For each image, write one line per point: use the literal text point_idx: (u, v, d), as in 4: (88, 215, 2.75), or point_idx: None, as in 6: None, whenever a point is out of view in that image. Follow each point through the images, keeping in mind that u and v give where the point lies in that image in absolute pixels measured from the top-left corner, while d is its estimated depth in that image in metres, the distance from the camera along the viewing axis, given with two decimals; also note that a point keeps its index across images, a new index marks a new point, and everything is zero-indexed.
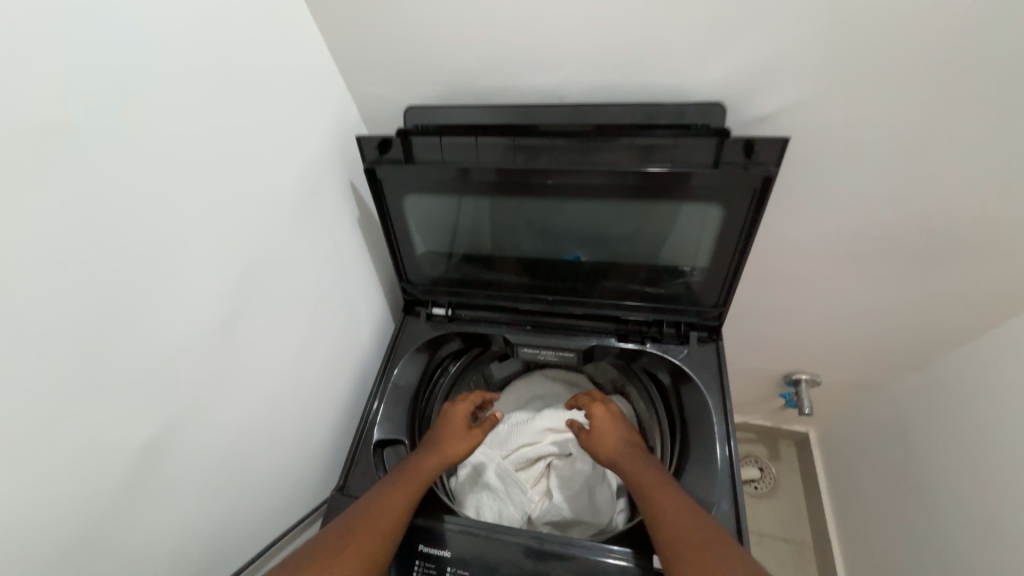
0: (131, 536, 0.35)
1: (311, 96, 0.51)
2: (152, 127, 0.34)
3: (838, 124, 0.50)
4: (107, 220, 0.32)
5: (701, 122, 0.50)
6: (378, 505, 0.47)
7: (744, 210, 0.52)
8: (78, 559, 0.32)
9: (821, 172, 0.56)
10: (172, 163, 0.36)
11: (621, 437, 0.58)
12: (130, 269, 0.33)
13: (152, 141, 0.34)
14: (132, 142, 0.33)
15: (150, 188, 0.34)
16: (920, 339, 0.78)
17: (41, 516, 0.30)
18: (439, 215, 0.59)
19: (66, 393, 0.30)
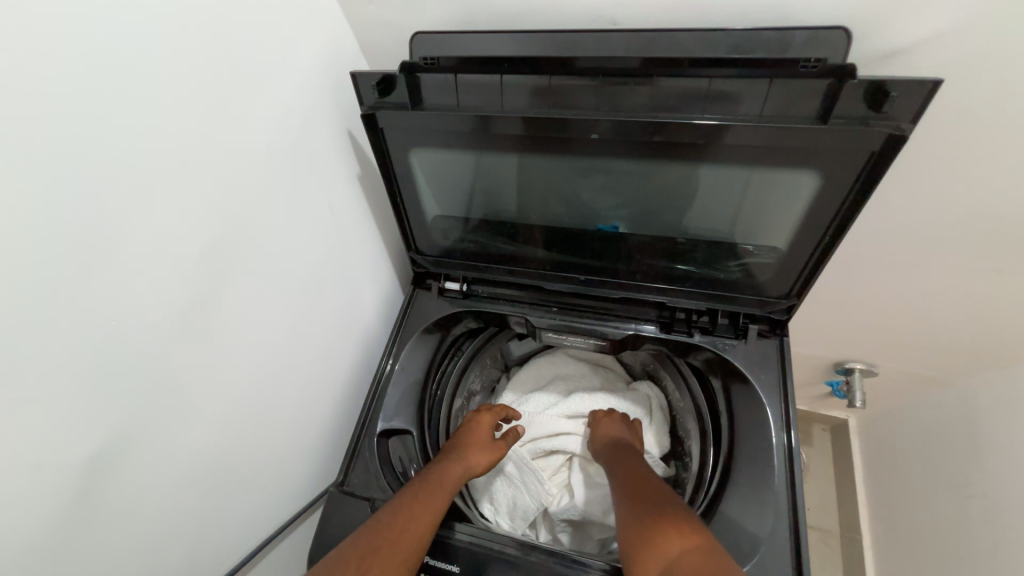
0: (126, 497, 0.36)
1: (299, 15, 0.42)
2: (83, 48, 0.27)
3: (991, 64, 0.37)
4: (29, 167, 0.26)
5: (807, 57, 0.36)
6: (405, 514, 0.45)
7: (852, 182, 0.38)
8: (66, 524, 0.32)
9: (953, 128, 0.42)
10: (113, 101, 0.29)
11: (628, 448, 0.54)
12: (71, 229, 0.29)
13: (82, 68, 0.28)
14: (53, 66, 0.26)
15: (86, 130, 0.28)
16: (1018, 335, 0.66)
17: (22, 482, 0.29)
18: (454, 175, 0.50)
19: (17, 362, 0.28)
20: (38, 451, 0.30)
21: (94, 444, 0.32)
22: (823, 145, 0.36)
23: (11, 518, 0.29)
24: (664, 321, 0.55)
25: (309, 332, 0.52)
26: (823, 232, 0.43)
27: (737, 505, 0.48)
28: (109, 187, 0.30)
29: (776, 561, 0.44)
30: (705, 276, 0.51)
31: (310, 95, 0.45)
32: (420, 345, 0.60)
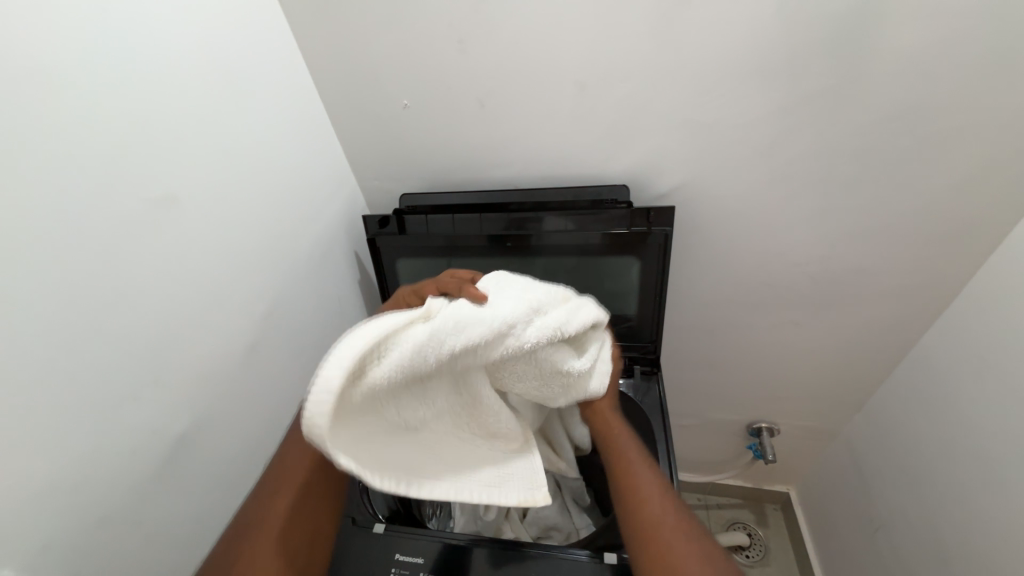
0: (171, 498, 0.47)
1: (328, 186, 0.70)
2: (223, 201, 0.52)
3: (721, 200, 0.66)
4: (187, 257, 0.48)
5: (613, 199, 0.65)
6: None
7: (657, 261, 0.64)
8: (134, 506, 0.44)
9: (722, 237, 0.70)
10: (230, 227, 0.53)
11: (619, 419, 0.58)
12: (196, 296, 0.49)
13: (221, 210, 0.52)
14: (210, 210, 0.50)
15: (214, 241, 0.51)
16: (849, 379, 0.88)
17: (127, 461, 0.43)
18: (423, 276, 0.74)
19: (151, 371, 0.44)
20: (137, 441, 0.43)
21: (168, 444, 0.46)
22: (635, 240, 0.63)
23: (110, 488, 0.41)
24: None
25: (311, 394, 0.67)
26: (657, 293, 0.67)
27: None
28: (218, 272, 0.51)
29: None
30: None
31: (331, 229, 0.71)
32: None
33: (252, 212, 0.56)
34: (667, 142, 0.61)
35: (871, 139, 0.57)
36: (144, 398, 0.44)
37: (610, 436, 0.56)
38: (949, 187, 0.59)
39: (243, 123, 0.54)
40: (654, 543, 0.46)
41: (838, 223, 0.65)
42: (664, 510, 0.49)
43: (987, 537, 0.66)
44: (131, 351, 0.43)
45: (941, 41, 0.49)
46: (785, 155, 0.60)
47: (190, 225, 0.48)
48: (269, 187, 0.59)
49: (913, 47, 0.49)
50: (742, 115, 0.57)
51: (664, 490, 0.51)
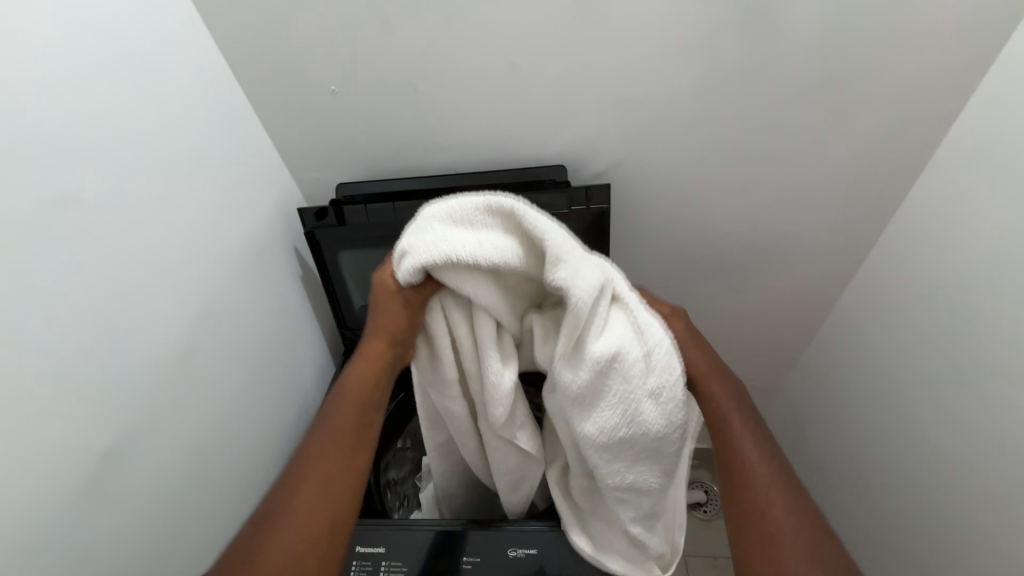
0: (108, 515, 0.44)
1: (259, 179, 0.66)
2: (139, 198, 0.49)
3: (655, 176, 0.68)
4: (102, 258, 0.45)
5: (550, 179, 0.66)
6: (304, 477, 0.44)
7: (597, 241, 0.67)
8: (64, 528, 0.41)
9: (659, 212, 0.73)
10: (150, 226, 0.50)
11: (723, 378, 0.48)
12: (116, 301, 0.46)
13: (138, 207, 0.48)
14: (123, 207, 0.47)
15: (131, 240, 0.47)
16: (782, 338, 0.95)
17: (48, 480, 0.40)
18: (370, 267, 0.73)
19: (68, 384, 0.41)
20: (59, 458, 0.40)
21: (97, 460, 0.43)
22: (574, 219, 0.65)
23: (31, 510, 0.38)
24: None
25: (257, 396, 0.65)
26: None
27: None
28: (138, 273, 0.48)
29: None
30: None
31: (266, 223, 0.67)
32: None
33: (166, 205, 0.52)
34: (600, 120, 0.63)
35: (786, 112, 0.60)
36: (61, 413, 0.41)
37: (715, 408, 0.47)
38: (854, 154, 0.64)
39: (146, 107, 0.49)
40: (753, 522, 0.42)
41: (762, 192, 0.69)
42: (769, 491, 0.43)
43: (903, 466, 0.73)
44: (38, 362, 0.39)
45: (834, 18, 0.53)
46: (710, 129, 0.63)
47: (101, 224, 0.45)
48: (183, 176, 0.54)
49: (817, 21, 0.53)
50: (668, 92, 0.59)
51: (767, 452, 0.45)
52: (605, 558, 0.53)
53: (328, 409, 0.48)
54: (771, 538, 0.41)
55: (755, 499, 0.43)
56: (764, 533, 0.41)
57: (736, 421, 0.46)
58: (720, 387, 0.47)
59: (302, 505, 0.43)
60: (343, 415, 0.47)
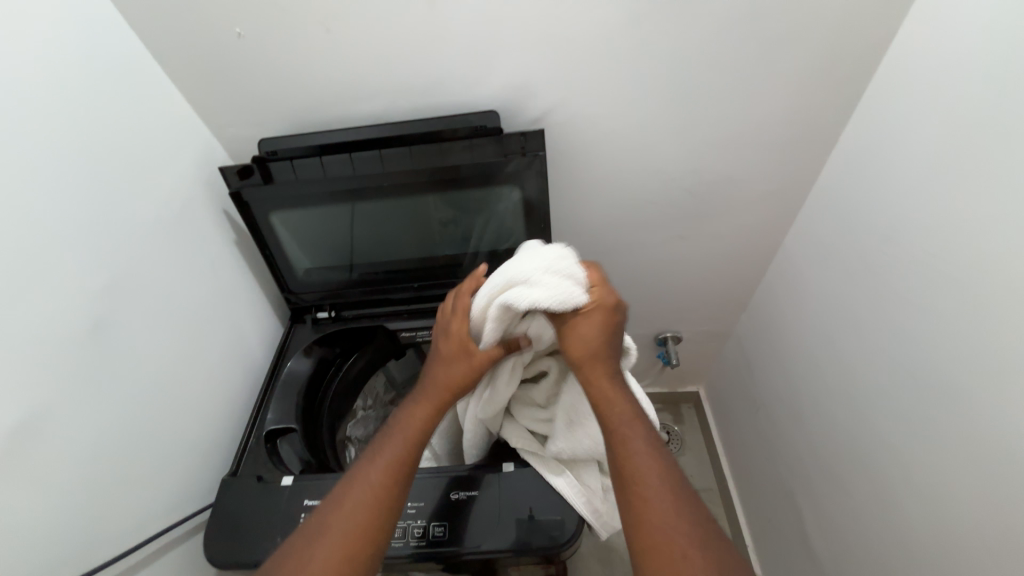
0: (31, 486, 0.44)
1: (174, 135, 0.62)
2: (23, 156, 0.44)
3: (594, 119, 0.66)
4: None
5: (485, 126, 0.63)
6: (351, 498, 0.47)
7: (536, 189, 0.65)
8: None
9: (602, 158, 0.71)
10: (42, 187, 0.46)
11: (621, 382, 0.52)
12: (8, 269, 0.43)
13: (22, 166, 0.44)
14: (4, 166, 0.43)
15: (20, 203, 0.44)
16: (733, 282, 0.97)
17: None
18: (306, 228, 0.70)
19: None
20: None
21: (11, 432, 0.42)
22: (510, 168, 0.63)
23: None
24: None
25: (194, 362, 0.63)
26: (540, 220, 0.69)
27: None
28: (32, 239, 0.45)
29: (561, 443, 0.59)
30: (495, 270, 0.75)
31: (186, 184, 0.63)
32: (301, 358, 0.74)
33: (47, 162, 0.46)
34: (531, 59, 0.59)
35: (722, 46, 0.58)
36: None
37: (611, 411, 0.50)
38: (793, 90, 0.63)
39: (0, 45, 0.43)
40: (631, 491, 0.46)
41: (703, 133, 0.68)
42: (645, 463, 0.47)
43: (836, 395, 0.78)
44: None
45: None
46: (646, 66, 0.60)
47: None
48: (57, 126, 0.48)
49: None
50: (599, 26, 0.56)
51: (645, 428, 0.50)
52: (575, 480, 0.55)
53: (383, 445, 0.51)
54: (644, 504, 0.45)
55: (637, 471, 0.47)
56: (637, 501, 0.46)
57: (623, 403, 0.50)
58: (603, 371, 0.51)
59: (341, 522, 0.46)
60: (393, 447, 0.51)
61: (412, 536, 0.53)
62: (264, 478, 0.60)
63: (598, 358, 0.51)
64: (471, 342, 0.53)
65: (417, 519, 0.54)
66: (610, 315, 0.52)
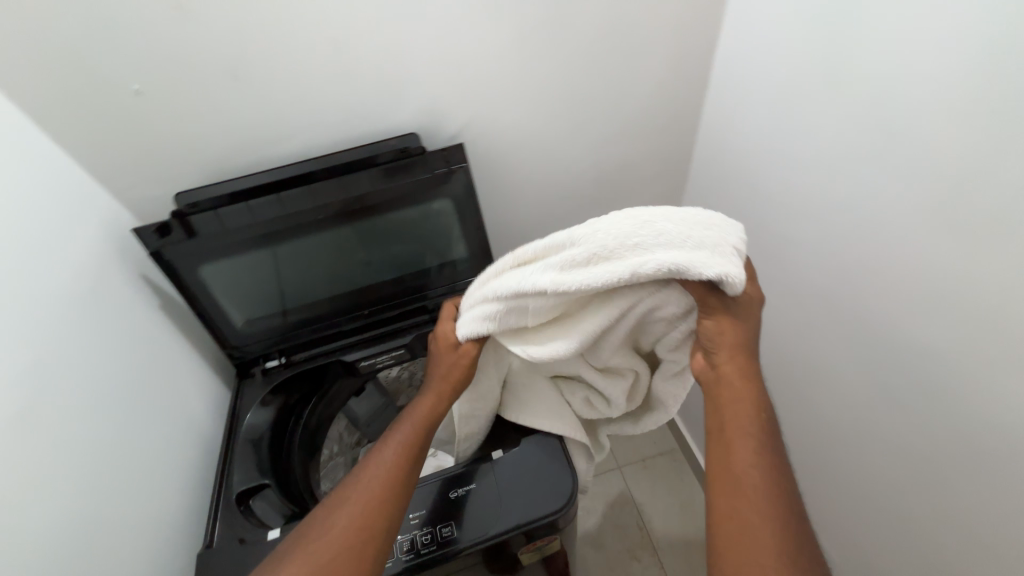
0: None
1: (75, 201, 0.57)
2: None
3: (503, 129, 0.74)
4: None
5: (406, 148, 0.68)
6: (358, 485, 0.49)
7: (466, 199, 0.71)
8: None
9: (516, 163, 0.79)
10: None
11: (751, 378, 0.47)
12: None
13: None
14: None
15: None
16: None
17: None
18: (241, 278, 0.68)
19: None
20: None
21: None
22: (440, 181, 0.67)
23: None
24: (434, 318, 0.79)
25: (137, 440, 0.58)
26: (476, 226, 0.74)
27: None
28: None
29: None
30: (442, 281, 0.79)
31: (97, 250, 0.59)
32: (259, 411, 0.70)
33: None
34: (439, 84, 0.66)
35: (595, 55, 0.69)
36: None
37: (726, 405, 0.46)
38: (657, 84, 0.76)
39: None
40: (731, 491, 0.43)
41: (596, 128, 0.79)
42: (753, 473, 0.43)
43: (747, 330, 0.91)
44: None
45: None
46: (538, 79, 0.69)
47: None
48: None
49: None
50: (492, 49, 0.64)
51: (770, 446, 0.45)
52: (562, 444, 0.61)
53: (393, 435, 0.53)
54: (744, 509, 0.42)
55: (742, 473, 0.44)
56: (731, 510, 0.43)
57: (746, 397, 0.46)
58: (739, 377, 0.46)
59: (349, 506, 0.47)
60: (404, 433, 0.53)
61: (420, 545, 0.54)
62: (247, 538, 0.56)
63: (734, 360, 0.46)
64: (457, 336, 0.54)
65: (423, 527, 0.55)
66: (745, 329, 0.47)
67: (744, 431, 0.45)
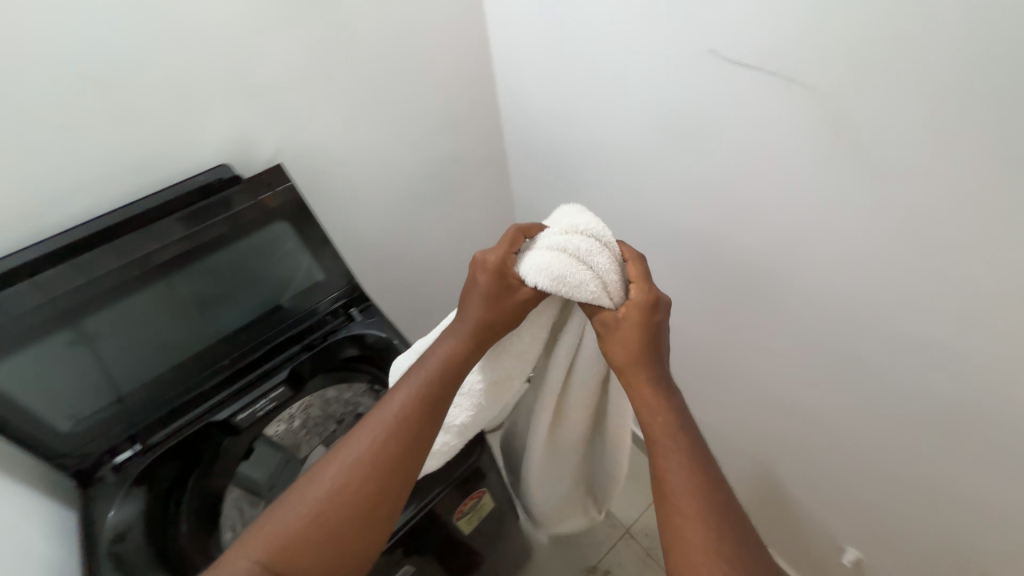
0: None
1: None
2: None
3: (322, 146, 0.74)
4: None
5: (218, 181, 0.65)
6: (352, 443, 0.49)
7: (300, 217, 0.71)
8: None
9: (347, 178, 0.79)
10: None
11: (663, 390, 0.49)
12: None
13: None
14: None
15: None
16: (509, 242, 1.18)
17: None
18: (47, 370, 0.57)
19: None
20: None
21: None
22: (266, 205, 0.67)
23: None
24: (308, 346, 0.76)
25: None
26: (321, 243, 0.75)
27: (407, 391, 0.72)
28: None
29: None
30: (304, 306, 0.76)
31: None
32: (122, 510, 0.61)
33: None
34: (236, 111, 0.65)
35: (388, 63, 0.74)
36: None
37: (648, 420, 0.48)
38: (455, 82, 0.84)
39: None
40: (661, 500, 0.45)
41: (415, 130, 0.83)
42: (676, 476, 0.45)
43: None
44: None
45: None
46: (340, 92, 0.72)
47: None
48: None
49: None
50: (282, 69, 0.65)
51: (686, 445, 0.46)
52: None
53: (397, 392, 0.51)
54: (677, 515, 0.44)
55: (668, 482, 0.45)
56: (670, 520, 0.44)
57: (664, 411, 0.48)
58: (648, 393, 0.48)
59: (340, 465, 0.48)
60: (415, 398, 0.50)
61: None
62: None
63: (637, 375, 0.49)
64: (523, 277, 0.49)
65: None
66: (653, 318, 0.49)
67: (666, 442, 0.47)
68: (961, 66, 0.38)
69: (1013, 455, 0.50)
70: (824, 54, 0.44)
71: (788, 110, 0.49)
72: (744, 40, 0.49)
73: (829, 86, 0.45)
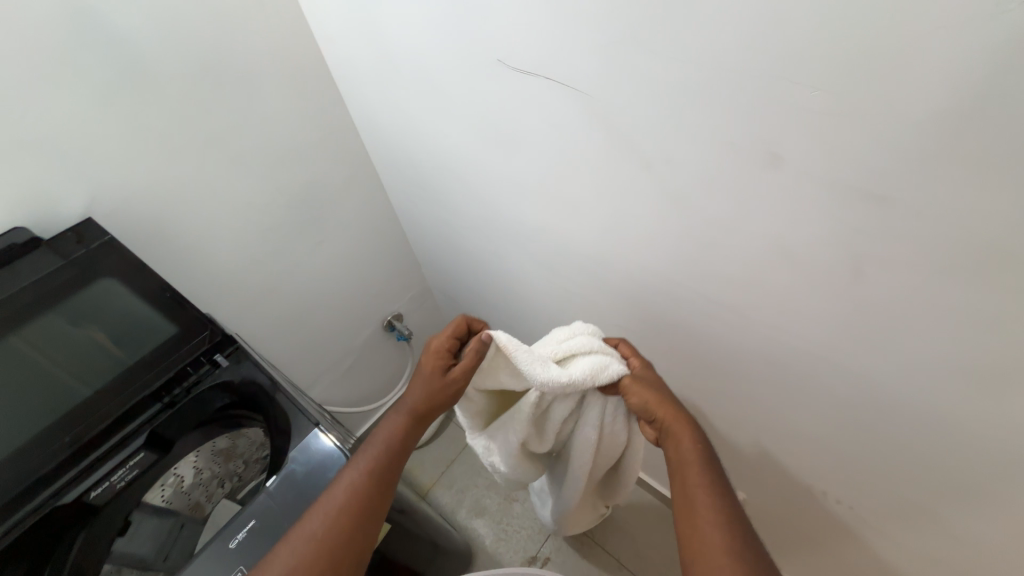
0: None
1: None
2: None
3: (144, 190, 0.70)
4: None
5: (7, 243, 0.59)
6: (325, 509, 0.55)
7: (131, 271, 0.66)
8: None
9: (185, 219, 0.76)
10: None
11: (691, 423, 0.53)
12: None
13: None
14: None
15: None
16: (397, 256, 1.17)
17: None
18: None
19: None
20: None
21: None
22: (84, 263, 0.62)
23: None
24: (169, 402, 0.72)
25: None
26: (166, 292, 0.70)
27: (281, 428, 0.72)
28: None
29: (300, 425, 0.69)
30: (158, 363, 0.71)
31: None
32: None
33: None
34: (23, 167, 0.59)
35: (203, 95, 0.71)
36: None
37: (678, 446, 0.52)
38: (291, 107, 0.82)
39: None
40: (689, 519, 0.47)
41: (255, 160, 0.81)
42: (702, 497, 0.48)
43: (479, 280, 1.05)
44: None
45: (162, 14, 0.63)
46: (152, 132, 0.68)
47: None
48: None
49: (148, 29, 0.63)
50: (71, 116, 0.60)
51: (711, 465, 0.50)
52: (323, 430, 0.68)
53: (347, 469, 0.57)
54: (701, 528, 0.46)
55: (694, 500, 0.48)
56: (695, 534, 0.46)
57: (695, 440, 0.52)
58: (679, 421, 0.53)
59: (317, 523, 0.54)
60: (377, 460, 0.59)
61: None
62: None
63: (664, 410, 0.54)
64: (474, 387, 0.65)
65: None
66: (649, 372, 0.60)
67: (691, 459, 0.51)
68: (669, 74, 0.42)
69: (813, 387, 0.57)
70: (574, 62, 0.47)
71: (564, 113, 0.52)
72: (517, 54, 0.51)
73: (588, 91, 0.48)
